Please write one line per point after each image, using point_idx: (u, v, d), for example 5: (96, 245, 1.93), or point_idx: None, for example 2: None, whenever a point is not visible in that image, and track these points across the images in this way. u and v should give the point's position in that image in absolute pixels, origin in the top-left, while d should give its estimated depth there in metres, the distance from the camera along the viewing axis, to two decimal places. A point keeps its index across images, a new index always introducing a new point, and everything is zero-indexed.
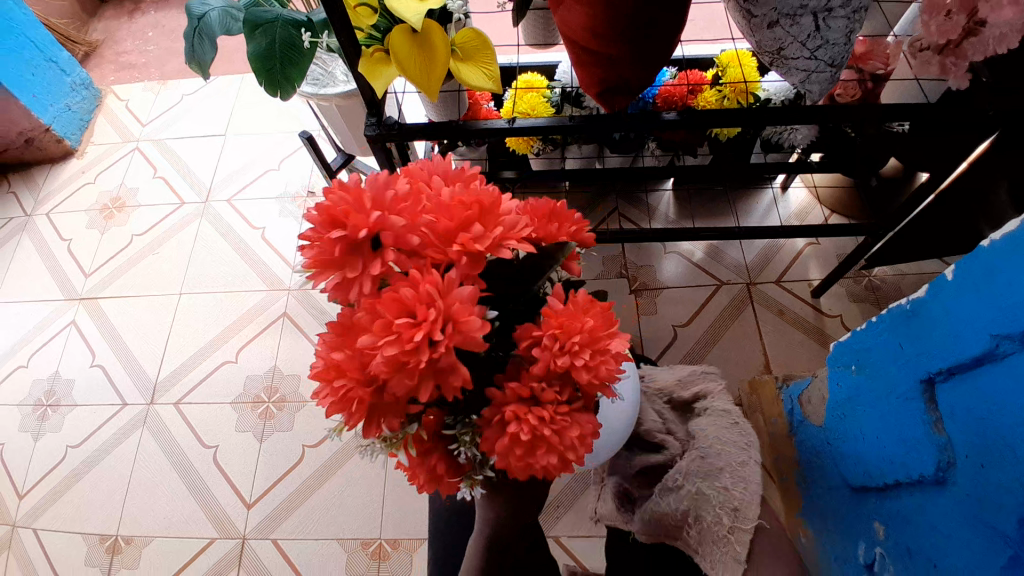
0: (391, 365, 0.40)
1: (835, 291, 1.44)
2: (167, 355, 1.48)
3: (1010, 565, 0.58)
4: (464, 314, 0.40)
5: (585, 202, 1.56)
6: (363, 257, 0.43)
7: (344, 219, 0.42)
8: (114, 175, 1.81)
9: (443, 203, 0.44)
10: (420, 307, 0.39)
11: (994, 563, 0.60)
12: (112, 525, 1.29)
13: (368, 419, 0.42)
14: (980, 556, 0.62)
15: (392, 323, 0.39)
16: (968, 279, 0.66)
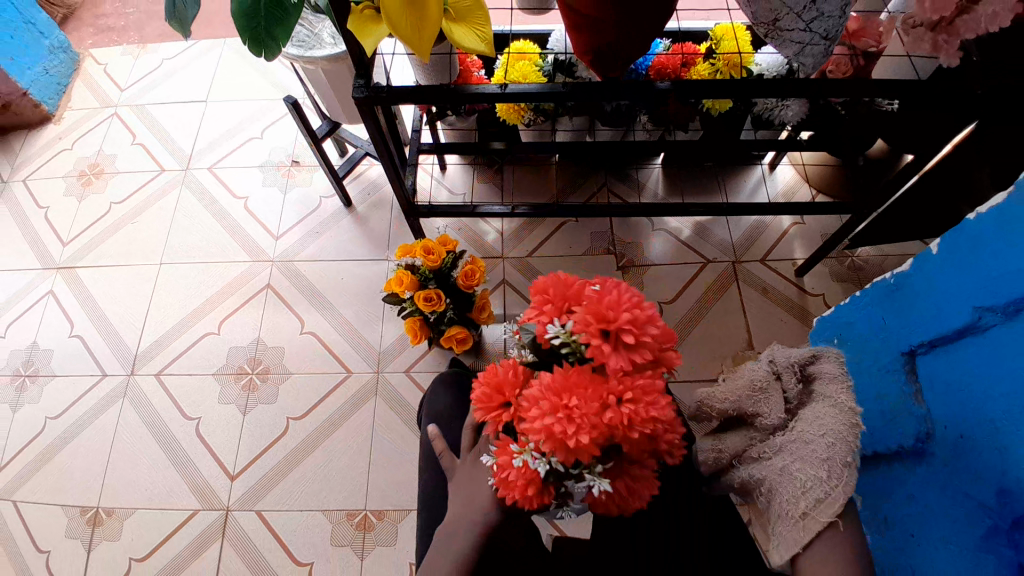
0: (601, 434, 0.48)
1: (819, 270, 1.44)
2: (148, 325, 1.45)
3: (989, 534, 0.58)
4: (658, 412, 0.49)
5: (573, 176, 1.54)
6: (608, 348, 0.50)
7: (612, 319, 0.51)
8: (91, 140, 1.74)
9: (665, 333, 0.53)
10: (636, 410, 0.48)
11: (974, 534, 0.60)
12: (93, 497, 1.27)
13: (572, 454, 0.49)
14: (958, 528, 0.62)
15: (616, 417, 0.48)
16: (957, 252, 0.68)
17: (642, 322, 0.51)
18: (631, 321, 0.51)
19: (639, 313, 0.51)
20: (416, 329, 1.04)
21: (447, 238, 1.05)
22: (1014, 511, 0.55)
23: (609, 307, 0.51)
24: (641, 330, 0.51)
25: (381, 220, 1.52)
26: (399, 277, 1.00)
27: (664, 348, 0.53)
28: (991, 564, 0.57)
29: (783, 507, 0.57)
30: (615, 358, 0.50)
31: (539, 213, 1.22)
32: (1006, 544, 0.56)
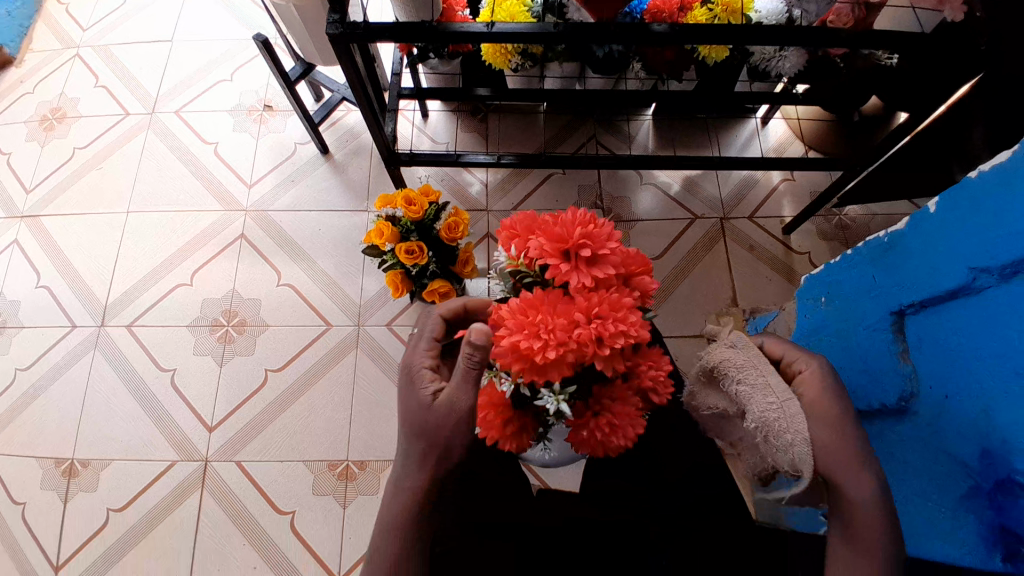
0: (577, 348, 0.49)
1: (804, 229, 1.44)
2: (118, 275, 1.39)
3: (970, 493, 0.62)
4: (632, 326, 0.51)
5: (561, 127, 1.49)
6: (568, 268, 0.53)
7: (569, 239, 0.54)
8: (52, 84, 1.61)
9: (628, 258, 0.57)
10: (605, 322, 0.50)
11: (955, 490, 0.64)
12: (68, 448, 1.25)
13: (548, 372, 0.50)
14: (940, 483, 0.66)
15: (586, 329, 0.49)
16: (954, 213, 0.67)
17: (598, 237, 0.55)
18: (589, 238, 0.54)
19: (596, 229, 0.55)
20: (397, 282, 1.02)
21: (429, 188, 1.00)
22: (996, 473, 0.58)
23: (566, 232, 0.54)
24: (597, 244, 0.55)
25: (360, 169, 1.46)
26: (378, 229, 0.96)
27: (633, 272, 0.57)
28: (971, 522, 0.62)
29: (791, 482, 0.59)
30: (576, 275, 0.53)
31: (527, 164, 1.18)
32: (986, 503, 0.60)
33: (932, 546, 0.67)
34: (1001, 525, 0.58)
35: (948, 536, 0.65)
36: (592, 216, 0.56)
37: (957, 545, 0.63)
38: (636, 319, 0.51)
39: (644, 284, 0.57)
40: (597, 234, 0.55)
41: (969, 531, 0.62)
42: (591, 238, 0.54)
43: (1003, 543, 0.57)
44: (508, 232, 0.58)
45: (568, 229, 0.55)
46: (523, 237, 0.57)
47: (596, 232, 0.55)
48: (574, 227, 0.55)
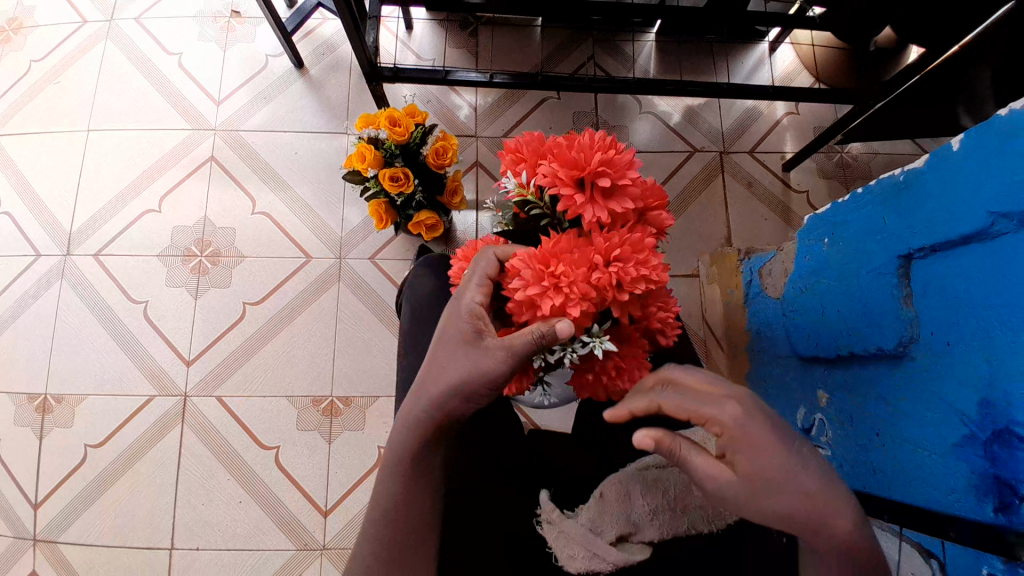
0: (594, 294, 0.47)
1: (806, 165, 1.38)
2: (80, 202, 1.29)
3: (964, 442, 0.61)
4: (653, 270, 0.48)
5: (557, 45, 1.36)
6: (584, 202, 0.49)
7: (585, 167, 0.49)
8: None
9: (649, 188, 0.53)
10: (626, 266, 0.47)
11: (948, 438, 0.63)
12: (40, 383, 1.20)
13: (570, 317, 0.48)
14: (933, 431, 0.65)
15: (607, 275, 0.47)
16: (979, 150, 0.60)
17: (617, 164, 0.50)
18: (607, 165, 0.49)
19: (615, 155, 0.50)
20: (381, 212, 0.95)
21: (415, 108, 0.91)
22: (994, 423, 0.57)
23: (583, 157, 0.49)
24: (616, 173, 0.49)
25: (338, 87, 1.34)
26: (360, 152, 0.88)
27: (652, 204, 0.53)
28: (962, 470, 0.61)
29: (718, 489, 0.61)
30: (592, 209, 0.49)
31: (521, 84, 1.08)
32: (980, 453, 0.59)
33: (916, 489, 0.67)
34: (995, 475, 0.57)
35: (937, 483, 0.64)
36: (610, 139, 0.50)
37: (943, 490, 0.63)
38: (658, 262, 0.48)
39: (664, 217, 0.53)
40: (616, 161, 0.50)
41: (958, 479, 0.61)
42: (610, 166, 0.49)
43: (995, 492, 0.57)
44: (514, 156, 0.54)
45: (585, 154, 0.49)
46: (532, 164, 0.52)
47: (614, 157, 0.50)
48: (591, 152, 0.50)
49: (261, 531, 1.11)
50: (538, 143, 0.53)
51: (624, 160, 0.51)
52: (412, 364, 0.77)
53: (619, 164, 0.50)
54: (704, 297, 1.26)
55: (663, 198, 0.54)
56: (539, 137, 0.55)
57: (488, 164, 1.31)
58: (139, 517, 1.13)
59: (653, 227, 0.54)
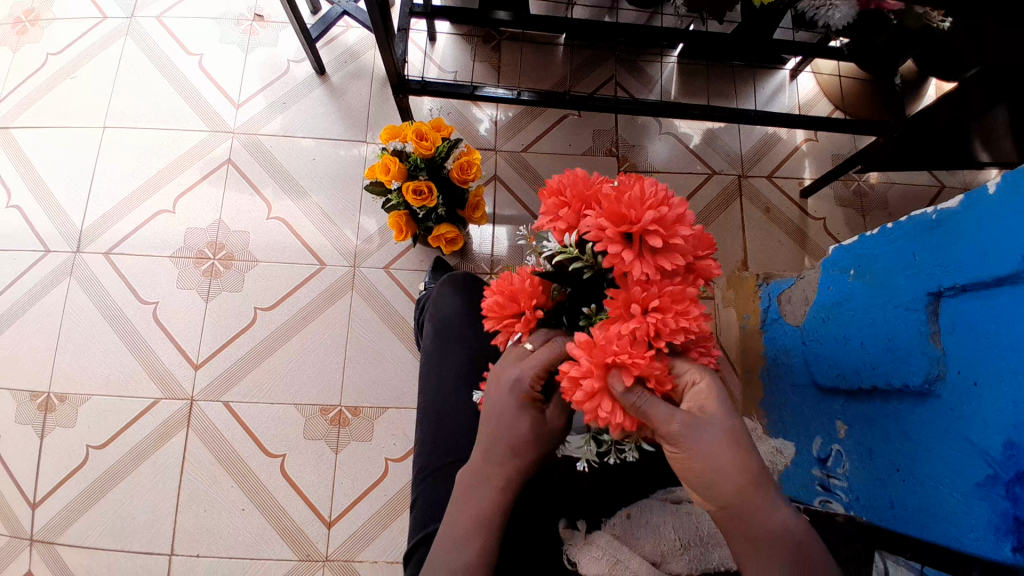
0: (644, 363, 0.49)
1: (823, 193, 1.37)
2: (94, 198, 1.29)
3: (986, 482, 0.59)
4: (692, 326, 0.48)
5: (582, 63, 1.37)
6: (626, 261, 0.48)
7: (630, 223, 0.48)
8: None
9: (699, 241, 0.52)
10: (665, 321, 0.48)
11: (971, 477, 0.61)
12: (44, 382, 1.19)
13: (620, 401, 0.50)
14: (956, 469, 0.63)
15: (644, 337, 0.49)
16: (1016, 192, 0.59)
17: (666, 221, 0.49)
18: (658, 222, 0.49)
19: (666, 212, 0.49)
20: (401, 224, 0.94)
21: (441, 122, 0.91)
22: (1018, 465, 0.56)
23: (630, 212, 0.48)
24: (667, 232, 0.49)
25: (359, 94, 1.34)
26: (384, 164, 0.87)
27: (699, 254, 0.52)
28: (983, 510, 0.60)
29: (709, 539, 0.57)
30: (638, 267, 0.48)
31: (546, 101, 1.08)
32: (1002, 493, 0.57)
33: (935, 527, 0.66)
34: (1016, 516, 0.56)
35: (956, 521, 0.63)
36: (658, 194, 0.49)
37: (963, 529, 0.62)
38: (698, 313, 0.48)
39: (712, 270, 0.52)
40: (666, 219, 0.49)
41: (979, 519, 0.60)
42: (656, 222, 0.48)
43: (1016, 532, 0.56)
44: (556, 199, 0.54)
45: (631, 210, 0.48)
46: (576, 211, 0.52)
47: (661, 212, 0.49)
48: (640, 207, 0.48)
49: (264, 539, 1.09)
50: (581, 189, 0.53)
51: (673, 215, 0.49)
52: (434, 380, 0.76)
53: (666, 219, 0.49)
54: (720, 321, 1.25)
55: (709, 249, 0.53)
56: (582, 177, 0.54)
57: (506, 178, 1.31)
58: (139, 521, 1.11)
59: (700, 278, 0.53)
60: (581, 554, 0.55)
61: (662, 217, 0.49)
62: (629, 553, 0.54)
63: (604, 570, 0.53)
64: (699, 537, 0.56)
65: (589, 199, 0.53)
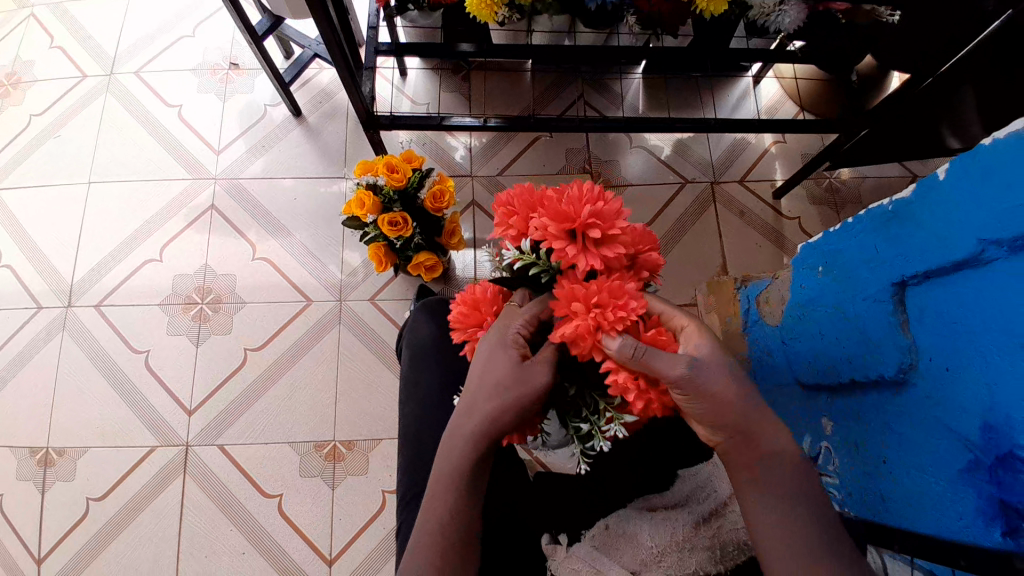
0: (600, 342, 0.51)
1: (796, 193, 1.40)
2: (82, 252, 1.31)
3: (970, 467, 0.59)
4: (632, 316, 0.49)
5: (548, 85, 1.41)
6: (571, 257, 0.50)
7: (572, 220, 0.50)
8: (3, 47, 1.48)
9: (639, 232, 0.56)
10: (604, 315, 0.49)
11: (954, 464, 0.61)
12: (41, 437, 1.19)
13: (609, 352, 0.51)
14: (939, 458, 0.63)
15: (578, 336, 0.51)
16: (963, 181, 0.62)
17: (606, 215, 0.51)
18: (597, 217, 0.51)
19: (604, 207, 0.51)
20: (380, 255, 0.97)
21: (412, 154, 0.94)
22: (998, 448, 0.56)
23: (572, 206, 0.51)
24: (608, 224, 0.51)
25: (336, 132, 1.37)
26: (359, 199, 0.90)
27: (640, 245, 0.55)
28: (969, 495, 0.59)
29: (695, 552, 0.56)
30: (585, 258, 0.50)
31: (514, 127, 1.11)
32: (986, 478, 0.57)
33: (924, 517, 0.65)
34: (1001, 499, 0.56)
35: (944, 509, 0.62)
36: (598, 191, 0.52)
37: (952, 517, 0.61)
38: (636, 305, 0.49)
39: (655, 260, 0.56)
40: (605, 213, 0.51)
41: (967, 505, 0.59)
42: (596, 216, 0.51)
43: (1003, 516, 0.55)
44: (504, 211, 0.55)
45: (572, 205, 0.51)
46: (523, 217, 0.54)
47: (597, 205, 0.51)
48: (579, 204, 0.51)
49: None
50: (527, 195, 0.55)
51: (611, 210, 0.52)
52: (416, 406, 0.77)
53: (604, 213, 0.51)
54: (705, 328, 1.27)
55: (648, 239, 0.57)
56: (527, 188, 0.56)
57: (484, 203, 1.33)
58: (141, 571, 1.11)
59: (646, 268, 0.56)
60: (561, 566, 0.57)
61: (602, 213, 0.51)
62: (608, 562, 0.56)
63: None
64: (674, 543, 0.56)
65: (536, 205, 0.54)
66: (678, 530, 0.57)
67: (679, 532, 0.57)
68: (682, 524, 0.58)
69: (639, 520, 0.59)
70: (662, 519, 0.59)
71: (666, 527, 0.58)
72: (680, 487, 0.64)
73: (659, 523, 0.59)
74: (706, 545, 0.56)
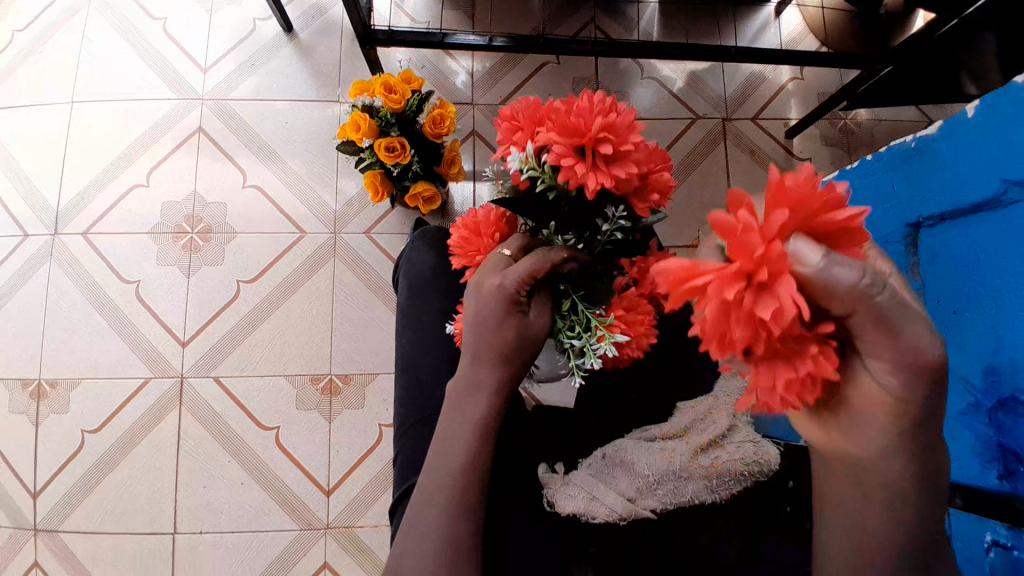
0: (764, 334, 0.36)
1: (811, 133, 1.34)
2: (66, 178, 1.25)
3: (968, 409, 0.59)
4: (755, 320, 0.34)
5: (556, 7, 1.31)
6: (580, 175, 0.46)
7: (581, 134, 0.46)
8: None
9: (651, 149, 0.52)
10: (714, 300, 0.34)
11: (951, 407, 0.61)
12: (35, 367, 1.18)
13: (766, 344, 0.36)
14: None
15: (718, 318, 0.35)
16: (993, 114, 0.57)
17: (617, 128, 0.47)
18: (609, 131, 0.47)
19: (617, 119, 0.47)
20: (377, 185, 0.92)
21: (411, 74, 0.87)
22: (999, 391, 0.55)
23: (581, 118, 0.46)
24: (620, 139, 0.47)
25: (327, 53, 1.28)
26: (355, 122, 0.85)
27: (653, 164, 0.51)
28: (965, 436, 0.59)
29: (689, 478, 0.55)
30: (594, 176, 0.46)
31: (521, 47, 1.03)
32: (984, 420, 0.57)
33: None
34: (1000, 442, 0.56)
35: None
36: (609, 104, 0.48)
37: (947, 457, 0.62)
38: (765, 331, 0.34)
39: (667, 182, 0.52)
40: (618, 126, 0.47)
41: (960, 446, 0.60)
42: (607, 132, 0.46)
43: (1001, 460, 0.56)
44: (508, 124, 0.51)
45: (581, 117, 0.47)
46: (527, 132, 0.50)
47: (608, 119, 0.46)
48: (589, 115, 0.47)
49: (265, 510, 1.11)
50: (532, 109, 0.50)
51: (623, 124, 0.48)
52: (412, 338, 0.75)
53: (616, 126, 0.47)
54: None
55: (661, 158, 0.53)
56: (533, 102, 0.51)
57: (485, 134, 1.27)
58: (142, 497, 1.13)
59: (657, 190, 0.52)
60: (558, 493, 0.58)
61: (614, 126, 0.47)
62: (604, 489, 0.56)
63: (579, 506, 0.56)
64: (671, 472, 0.56)
65: (542, 119, 0.50)
66: (677, 459, 0.56)
67: (677, 460, 0.56)
68: (679, 452, 0.57)
69: (635, 449, 0.58)
70: (659, 446, 0.58)
71: (663, 457, 0.57)
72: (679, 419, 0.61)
73: (654, 450, 0.58)
74: (703, 474, 0.55)
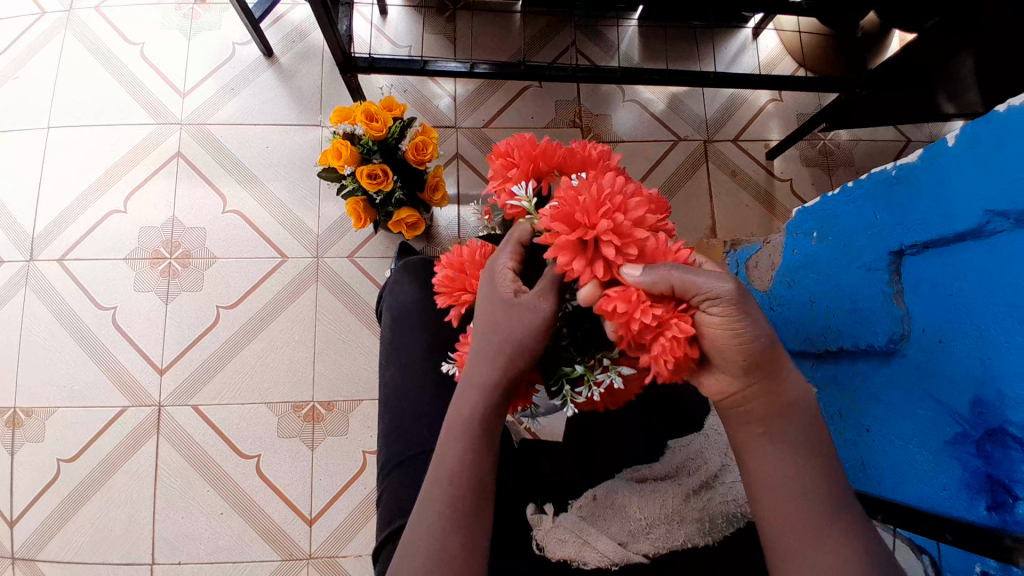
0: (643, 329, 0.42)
1: (789, 153, 1.37)
2: (42, 202, 1.23)
3: (956, 440, 0.59)
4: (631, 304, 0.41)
5: (538, 31, 1.32)
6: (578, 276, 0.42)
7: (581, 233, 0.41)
8: None
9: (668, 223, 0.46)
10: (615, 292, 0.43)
11: (939, 436, 0.61)
12: (7, 398, 1.15)
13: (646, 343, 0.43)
14: (924, 428, 0.63)
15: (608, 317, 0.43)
16: (974, 148, 0.58)
17: (626, 226, 0.42)
18: (613, 229, 0.42)
19: (623, 217, 0.42)
20: (359, 211, 0.91)
21: (392, 101, 0.87)
22: (988, 422, 0.56)
23: (584, 215, 0.41)
24: (626, 238, 0.42)
25: (309, 77, 1.28)
26: (335, 149, 0.84)
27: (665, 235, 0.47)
28: (954, 467, 0.59)
29: (681, 523, 0.57)
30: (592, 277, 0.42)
31: (503, 74, 1.04)
32: (973, 451, 0.57)
33: (904, 487, 0.66)
34: (988, 474, 0.56)
35: (926, 479, 0.63)
36: (617, 197, 0.42)
37: (934, 488, 0.62)
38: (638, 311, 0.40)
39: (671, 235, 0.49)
40: (625, 225, 0.41)
41: (949, 477, 0.60)
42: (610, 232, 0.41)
43: (989, 491, 0.56)
44: (503, 161, 0.50)
45: (585, 212, 0.41)
46: (525, 171, 0.49)
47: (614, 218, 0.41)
48: (594, 213, 0.41)
49: (246, 542, 1.08)
50: (529, 152, 0.49)
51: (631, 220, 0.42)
52: (396, 371, 0.74)
53: (622, 224, 0.42)
54: None
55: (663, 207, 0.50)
56: (530, 139, 0.51)
57: (469, 156, 1.27)
58: (118, 530, 1.09)
59: None
60: (548, 537, 0.57)
61: (619, 223, 0.41)
62: (596, 532, 0.57)
63: (571, 552, 0.56)
64: (664, 516, 0.57)
65: (541, 160, 0.50)
66: (671, 501, 0.58)
67: (671, 503, 0.58)
68: (671, 495, 0.59)
69: (629, 492, 0.60)
70: (653, 489, 0.60)
71: (658, 502, 0.58)
72: (669, 457, 0.63)
73: (648, 492, 0.60)
74: (694, 518, 0.57)
